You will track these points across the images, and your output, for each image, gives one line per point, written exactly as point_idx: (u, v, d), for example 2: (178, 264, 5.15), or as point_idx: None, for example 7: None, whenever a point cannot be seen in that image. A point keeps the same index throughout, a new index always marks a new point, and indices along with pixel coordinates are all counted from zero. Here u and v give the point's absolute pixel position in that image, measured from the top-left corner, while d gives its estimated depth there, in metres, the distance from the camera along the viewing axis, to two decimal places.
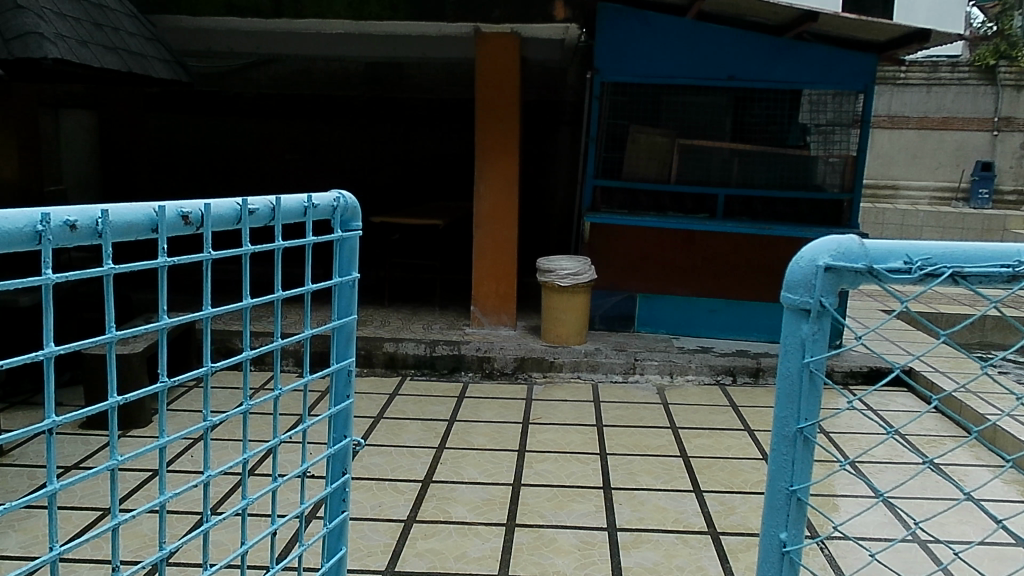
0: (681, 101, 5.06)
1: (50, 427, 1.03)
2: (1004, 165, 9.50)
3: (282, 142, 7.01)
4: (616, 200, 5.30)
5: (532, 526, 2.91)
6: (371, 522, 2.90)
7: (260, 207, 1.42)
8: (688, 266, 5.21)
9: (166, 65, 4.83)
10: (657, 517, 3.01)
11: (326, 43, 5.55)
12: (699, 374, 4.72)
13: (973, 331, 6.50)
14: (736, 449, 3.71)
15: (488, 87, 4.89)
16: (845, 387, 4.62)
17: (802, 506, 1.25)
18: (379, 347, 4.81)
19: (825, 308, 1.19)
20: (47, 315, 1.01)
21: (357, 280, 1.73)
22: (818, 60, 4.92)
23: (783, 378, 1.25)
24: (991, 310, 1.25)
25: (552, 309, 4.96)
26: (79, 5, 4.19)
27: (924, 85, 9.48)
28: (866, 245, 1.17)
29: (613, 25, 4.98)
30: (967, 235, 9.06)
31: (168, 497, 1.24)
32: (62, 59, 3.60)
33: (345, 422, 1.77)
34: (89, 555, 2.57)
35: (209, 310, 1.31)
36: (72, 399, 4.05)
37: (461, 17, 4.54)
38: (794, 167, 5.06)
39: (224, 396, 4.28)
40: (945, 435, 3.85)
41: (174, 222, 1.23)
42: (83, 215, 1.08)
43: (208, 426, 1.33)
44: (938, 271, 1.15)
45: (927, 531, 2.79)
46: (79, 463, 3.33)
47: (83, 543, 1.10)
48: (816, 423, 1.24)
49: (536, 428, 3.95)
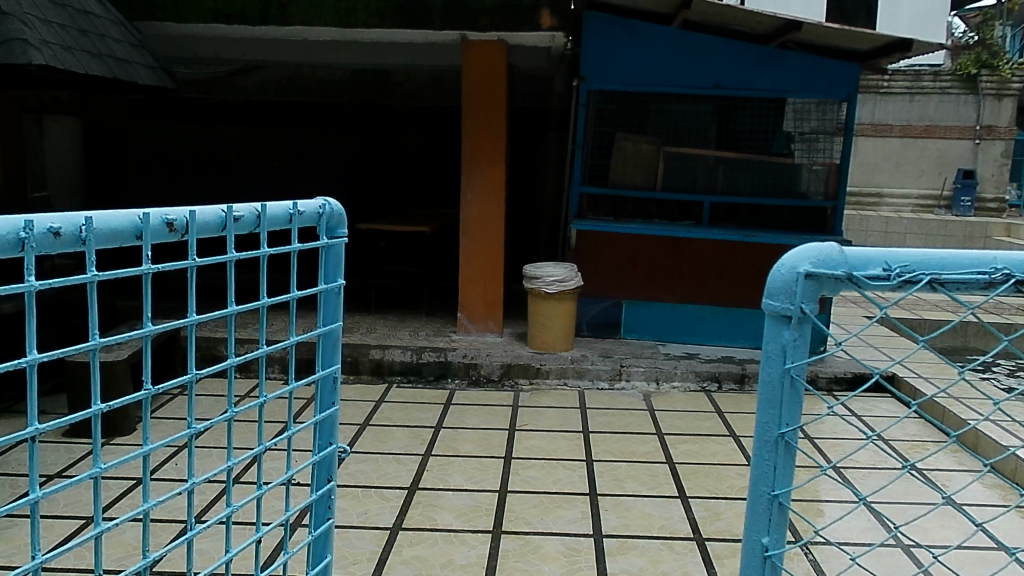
0: (667, 109, 5.11)
1: (33, 434, 1.02)
2: (986, 173, 9.65)
3: (267, 148, 6.99)
4: (603, 207, 5.33)
5: (518, 534, 2.90)
6: (356, 530, 2.89)
7: (245, 214, 1.43)
8: (673, 273, 5.24)
9: (152, 71, 4.85)
10: (643, 523, 3.01)
11: (312, 51, 5.54)
12: (685, 380, 4.75)
13: (955, 337, 6.61)
14: (722, 455, 3.73)
15: (474, 93, 4.90)
16: (829, 394, 4.66)
17: (784, 511, 1.26)
18: (365, 354, 4.80)
19: (806, 314, 1.21)
20: (30, 323, 0.99)
21: (343, 287, 1.73)
22: (802, 69, 4.97)
23: (765, 383, 1.26)
24: (969, 316, 1.26)
25: (539, 316, 4.96)
26: (64, 10, 4.17)
27: (907, 94, 9.57)
28: (845, 252, 1.20)
29: (599, 33, 5.02)
30: (950, 242, 9.16)
31: (153, 504, 1.21)
32: (46, 66, 3.59)
33: (330, 429, 1.77)
34: (71, 565, 2.55)
35: (194, 317, 1.28)
36: (56, 407, 4.03)
37: (448, 25, 4.55)
38: (779, 175, 5.10)
39: (209, 404, 4.27)
40: (928, 439, 3.90)
41: (158, 229, 1.23)
42: (67, 223, 1.08)
43: (191, 434, 1.30)
44: (916, 278, 1.17)
45: (908, 535, 2.82)
46: (61, 472, 3.30)
47: (64, 552, 1.08)
48: (798, 428, 1.25)
49: (523, 435, 3.95)
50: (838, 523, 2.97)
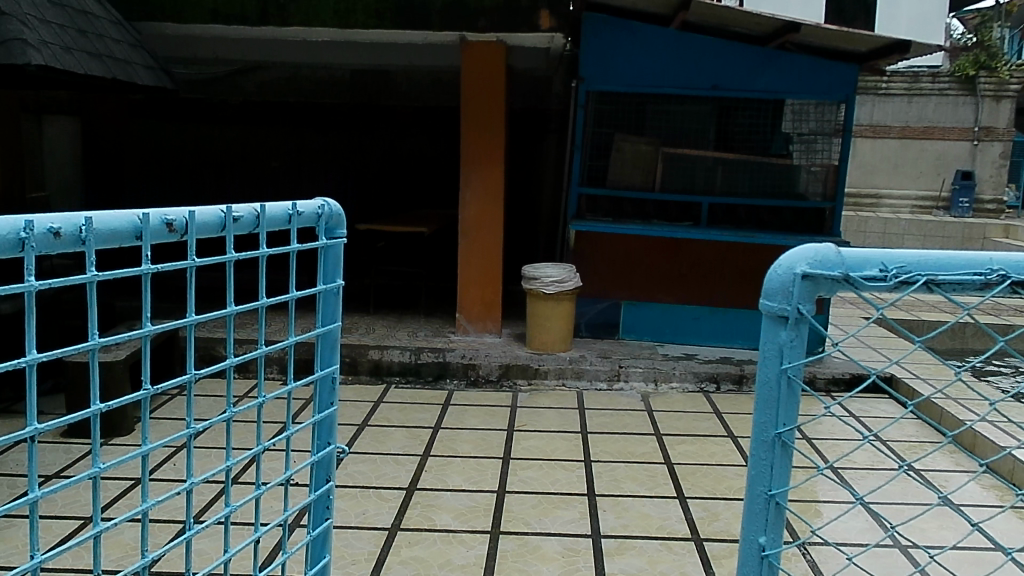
0: (665, 109, 5.11)
1: (33, 434, 1.02)
2: (984, 174, 9.68)
3: (266, 148, 7.00)
4: (601, 208, 5.34)
5: (516, 534, 2.91)
6: (355, 530, 2.89)
7: (244, 215, 1.43)
8: (672, 274, 5.24)
9: (151, 72, 4.84)
10: (642, 523, 3.02)
11: (311, 52, 5.54)
12: (684, 381, 4.76)
13: (953, 337, 6.62)
14: (720, 456, 3.74)
15: (473, 94, 4.90)
16: (827, 395, 4.67)
17: (780, 510, 1.27)
18: (363, 354, 4.80)
19: (803, 315, 1.22)
20: (30, 323, 1.00)
21: (342, 288, 1.73)
22: (800, 70, 4.98)
23: (762, 383, 1.27)
24: (965, 317, 1.26)
25: (537, 317, 4.96)
26: (63, 10, 4.17)
27: (905, 95, 9.58)
28: (842, 253, 1.20)
29: (597, 34, 5.03)
30: (948, 243, 9.17)
31: (151, 504, 1.21)
32: (45, 66, 3.59)
33: (328, 429, 1.78)
34: (69, 565, 2.55)
35: (193, 317, 1.28)
36: (54, 407, 4.03)
37: (447, 26, 4.55)
38: (777, 176, 5.11)
39: (208, 405, 4.27)
40: (925, 440, 3.90)
41: (158, 229, 1.23)
42: (67, 223, 1.08)
43: (190, 434, 1.30)
44: (912, 279, 1.17)
45: (906, 536, 2.83)
46: (60, 472, 3.30)
47: (63, 552, 1.08)
48: (793, 428, 1.25)
49: (522, 435, 3.96)
50: (836, 523, 2.97)
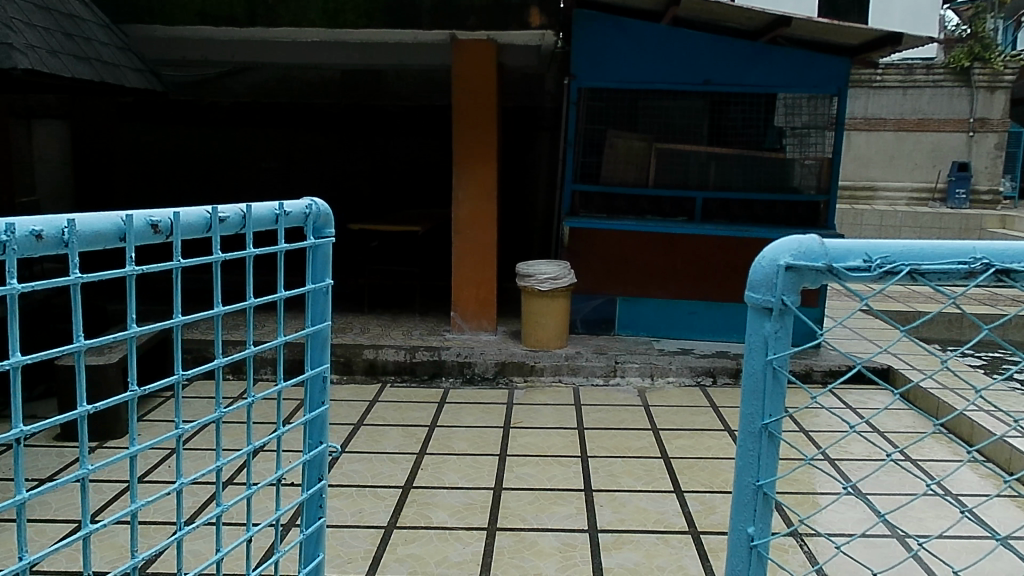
0: (657, 105, 5.12)
1: (18, 435, 1.02)
2: (980, 165, 9.69)
3: (260, 149, 7.00)
4: (594, 204, 5.36)
5: (512, 530, 2.92)
6: (351, 529, 2.90)
7: (231, 215, 1.43)
8: (667, 269, 5.25)
9: (140, 74, 4.85)
10: (638, 517, 3.03)
11: (300, 53, 5.52)
12: (680, 376, 4.76)
13: (948, 328, 6.62)
14: (715, 449, 3.75)
15: (465, 93, 4.90)
16: (823, 387, 4.68)
17: (768, 500, 1.28)
18: (358, 354, 4.80)
19: (787, 306, 1.23)
20: (13, 324, 1.00)
21: (331, 287, 1.74)
22: (792, 64, 4.98)
23: (748, 374, 1.27)
24: (951, 306, 1.26)
25: (534, 314, 4.96)
26: (50, 14, 4.16)
27: (899, 87, 9.60)
28: (826, 244, 1.20)
29: (588, 31, 5.03)
30: (946, 234, 9.16)
31: (141, 505, 1.21)
32: (32, 70, 3.59)
33: (321, 428, 1.78)
34: (65, 567, 2.55)
35: (180, 318, 1.28)
36: (48, 411, 4.02)
37: (437, 25, 4.56)
38: (771, 169, 5.11)
39: (201, 406, 4.27)
40: (920, 429, 3.91)
41: (142, 231, 1.23)
42: (49, 225, 1.09)
43: (180, 434, 1.30)
44: (896, 269, 1.17)
45: (899, 526, 2.83)
46: (51, 475, 3.30)
47: (54, 552, 1.09)
48: (781, 419, 1.26)
49: (517, 432, 3.97)
50: (829, 514, 2.98)
